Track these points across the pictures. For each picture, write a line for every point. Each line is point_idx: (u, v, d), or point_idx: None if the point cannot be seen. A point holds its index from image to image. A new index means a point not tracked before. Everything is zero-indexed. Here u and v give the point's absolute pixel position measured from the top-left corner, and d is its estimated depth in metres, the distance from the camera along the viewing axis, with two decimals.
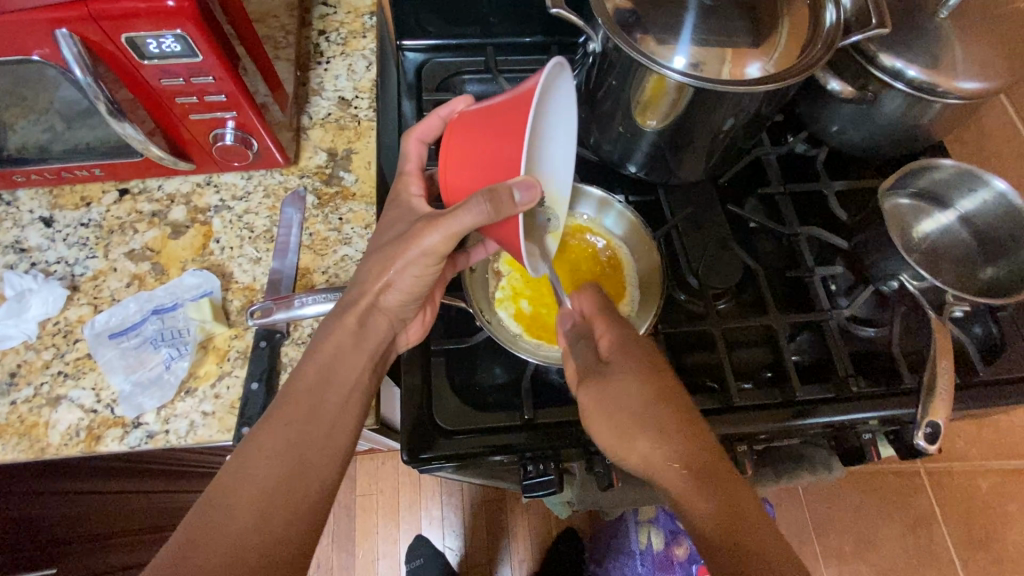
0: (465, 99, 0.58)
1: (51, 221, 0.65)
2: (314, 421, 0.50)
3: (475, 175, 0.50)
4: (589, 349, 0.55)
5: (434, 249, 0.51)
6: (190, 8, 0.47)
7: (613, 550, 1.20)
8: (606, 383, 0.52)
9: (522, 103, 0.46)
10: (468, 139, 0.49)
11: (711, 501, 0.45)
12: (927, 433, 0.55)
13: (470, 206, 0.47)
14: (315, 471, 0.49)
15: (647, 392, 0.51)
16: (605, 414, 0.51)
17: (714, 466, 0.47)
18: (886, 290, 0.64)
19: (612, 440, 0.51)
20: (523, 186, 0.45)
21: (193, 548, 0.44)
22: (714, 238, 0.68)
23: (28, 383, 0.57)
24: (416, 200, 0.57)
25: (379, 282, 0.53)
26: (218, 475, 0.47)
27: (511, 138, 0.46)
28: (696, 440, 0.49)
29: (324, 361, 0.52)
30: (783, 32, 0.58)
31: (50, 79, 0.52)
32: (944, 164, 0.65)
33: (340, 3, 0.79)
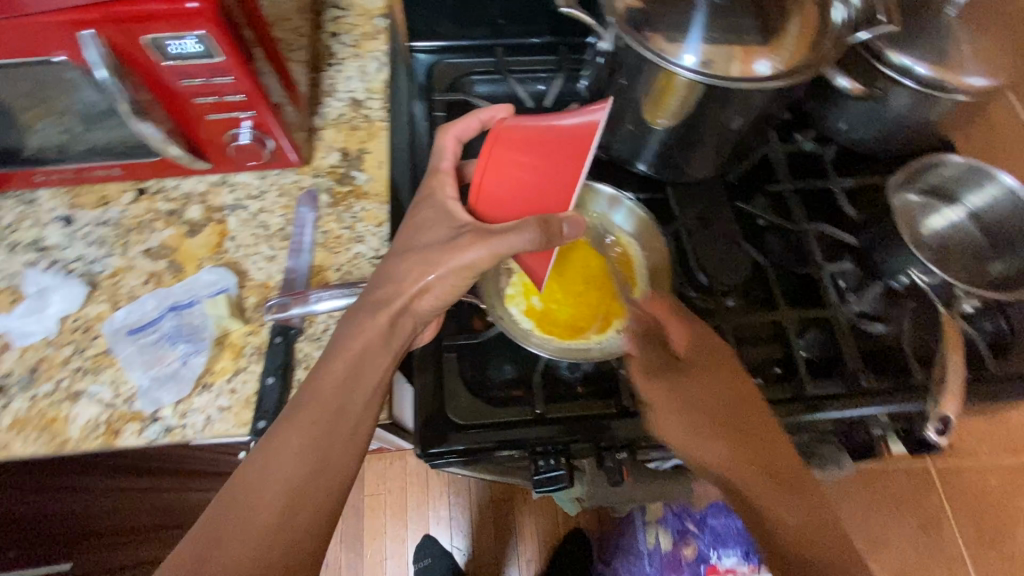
0: (505, 107, 0.59)
1: (70, 221, 0.66)
2: (340, 419, 0.50)
3: (519, 196, 0.53)
4: (658, 348, 0.56)
5: (477, 262, 0.52)
6: (210, 10, 0.48)
7: (621, 550, 1.20)
8: (681, 391, 0.54)
9: (582, 142, 0.48)
10: (519, 159, 0.52)
11: (793, 504, 0.53)
12: (938, 427, 0.54)
13: (523, 233, 0.49)
14: (339, 469, 0.49)
15: (728, 395, 0.55)
16: (680, 416, 0.54)
17: (791, 471, 0.54)
18: (896, 285, 0.66)
19: (684, 440, 0.54)
20: (573, 222, 0.50)
21: (218, 544, 0.45)
22: (725, 236, 0.69)
23: (49, 378, 0.58)
24: (452, 202, 0.56)
25: (415, 285, 0.53)
26: (241, 470, 0.48)
27: (567, 173, 0.49)
28: (770, 439, 0.54)
29: (353, 360, 0.52)
30: (794, 27, 0.57)
31: (71, 80, 0.53)
32: (952, 160, 0.66)
33: (352, 6, 0.81)
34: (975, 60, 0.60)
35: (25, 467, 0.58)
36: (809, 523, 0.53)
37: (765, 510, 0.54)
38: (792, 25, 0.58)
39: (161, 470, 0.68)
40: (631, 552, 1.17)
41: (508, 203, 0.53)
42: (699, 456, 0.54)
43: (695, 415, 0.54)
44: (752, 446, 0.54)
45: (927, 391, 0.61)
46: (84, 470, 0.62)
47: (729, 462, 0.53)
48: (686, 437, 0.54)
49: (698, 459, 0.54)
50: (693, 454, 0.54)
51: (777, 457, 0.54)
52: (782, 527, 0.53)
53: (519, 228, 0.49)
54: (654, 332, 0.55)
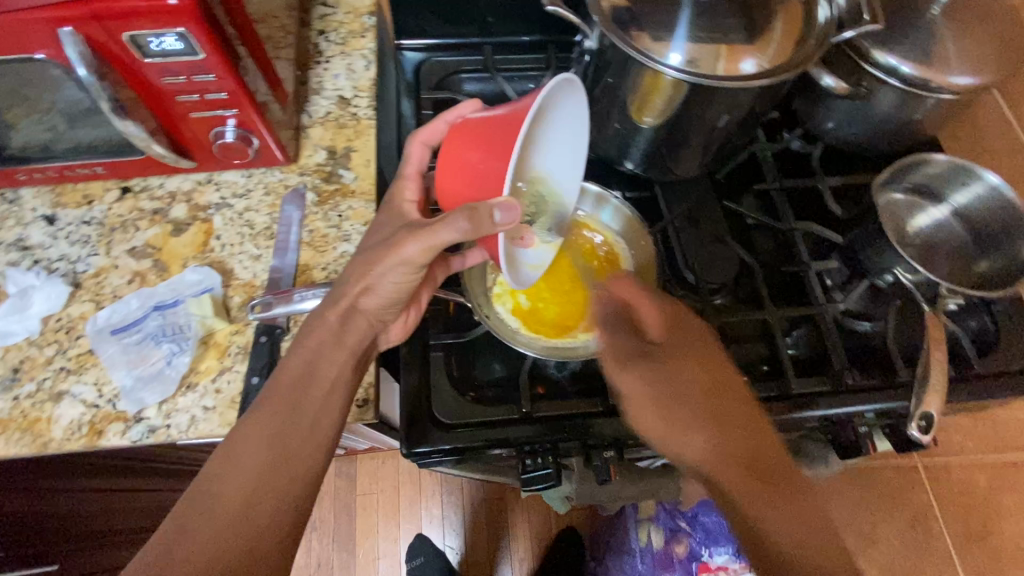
0: (471, 103, 0.57)
1: (53, 219, 0.66)
2: (298, 413, 0.50)
3: (465, 187, 0.51)
4: (632, 331, 0.54)
5: (414, 259, 0.51)
6: (192, 7, 0.48)
7: (613, 549, 1.21)
8: (660, 375, 0.52)
9: (518, 125, 0.47)
10: (466, 148, 0.50)
11: (767, 500, 0.49)
12: (921, 425, 0.55)
13: (452, 222, 0.47)
14: (300, 462, 0.49)
15: (703, 382, 0.52)
16: (658, 403, 0.51)
17: (774, 468, 0.50)
18: (880, 284, 0.65)
19: (662, 430, 0.51)
20: (504, 207, 0.46)
21: (180, 536, 0.45)
22: (711, 235, 0.69)
23: (31, 378, 0.57)
24: (408, 205, 0.57)
25: (358, 285, 0.53)
26: (206, 466, 0.48)
27: (501, 154, 0.47)
28: (746, 430, 0.51)
29: (309, 356, 0.52)
30: (777, 28, 0.58)
31: (52, 78, 0.53)
32: (937, 159, 0.66)
33: (340, 3, 0.80)
34: (960, 59, 0.60)
35: (7, 469, 0.58)
36: (800, 524, 0.48)
37: (745, 507, 0.49)
38: (777, 23, 0.58)
39: (147, 470, 0.68)
40: (624, 550, 1.18)
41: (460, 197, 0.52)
42: (678, 450, 0.51)
43: (677, 402, 0.51)
44: (732, 436, 0.51)
45: (911, 388, 0.61)
46: (69, 471, 0.62)
47: (710, 451, 0.50)
48: (664, 428, 0.51)
49: (680, 453, 0.51)
50: (674, 448, 0.51)
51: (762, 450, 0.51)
52: (761, 527, 0.48)
53: (449, 219, 0.48)
54: (636, 303, 0.54)
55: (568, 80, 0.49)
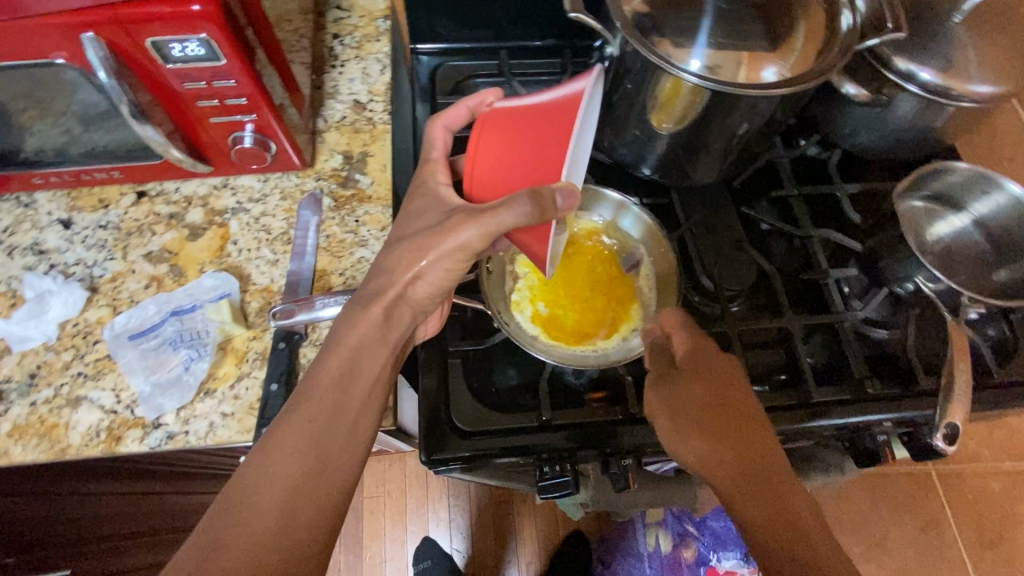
0: (493, 91, 0.56)
1: (69, 223, 0.65)
2: (338, 416, 0.50)
3: (507, 176, 0.49)
4: (665, 354, 0.57)
5: (471, 243, 0.51)
6: (214, 12, 0.47)
7: (621, 552, 1.23)
8: (677, 386, 0.54)
9: (573, 105, 0.45)
10: (507, 138, 0.49)
11: (761, 508, 0.48)
12: (945, 434, 0.54)
13: (515, 206, 0.46)
14: (339, 467, 0.49)
15: (715, 400, 0.53)
16: (672, 413, 0.53)
17: (768, 476, 0.49)
18: (900, 292, 0.65)
19: (666, 434, 0.53)
20: (566, 191, 0.45)
21: (216, 548, 0.43)
22: (729, 241, 0.69)
23: (49, 384, 0.57)
24: (444, 188, 0.56)
25: (408, 273, 0.52)
26: (240, 469, 0.47)
27: (555, 141, 0.46)
28: (752, 444, 0.51)
29: (350, 355, 0.51)
30: (799, 35, 0.58)
31: (71, 81, 0.52)
32: (958, 167, 0.66)
33: (354, 7, 0.80)
34: (981, 67, 0.60)
35: (29, 473, 0.58)
36: (778, 516, 0.47)
37: (736, 509, 0.49)
38: (800, 29, 0.58)
39: (161, 474, 0.67)
40: (633, 554, 1.20)
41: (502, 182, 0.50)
42: (678, 454, 0.52)
43: (685, 411, 0.53)
44: (740, 449, 0.51)
45: (934, 397, 0.61)
46: (91, 475, 0.62)
47: (705, 458, 0.51)
48: (670, 432, 0.53)
49: (680, 456, 0.52)
50: (674, 451, 0.53)
51: (770, 468, 0.50)
52: (748, 529, 0.48)
53: (510, 202, 0.46)
54: (672, 336, 0.57)
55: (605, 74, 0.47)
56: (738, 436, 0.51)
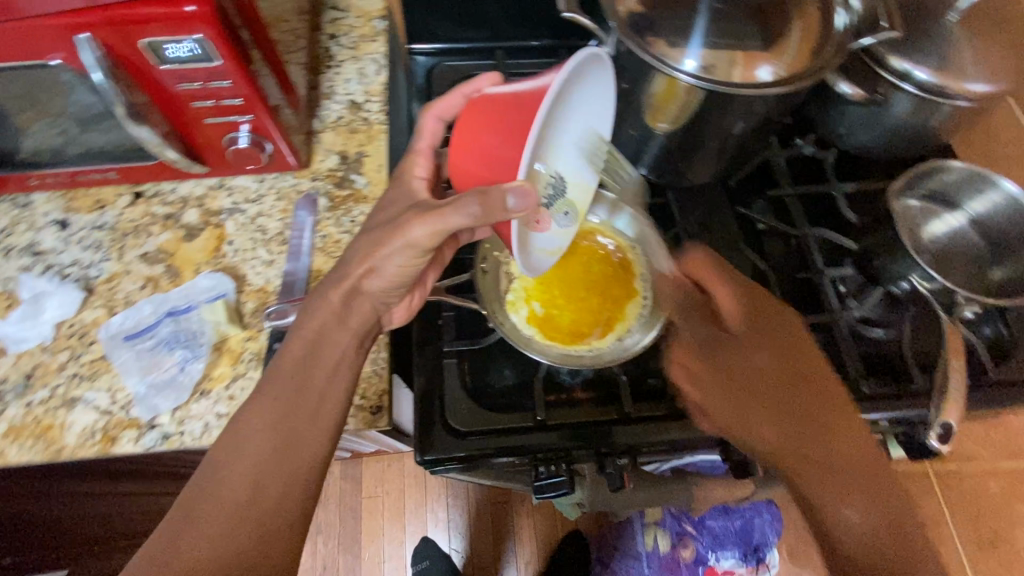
0: (489, 78, 0.56)
1: (65, 224, 0.65)
2: (302, 394, 0.49)
3: (479, 166, 0.50)
4: (702, 315, 0.57)
5: (419, 241, 0.51)
6: (208, 13, 0.47)
7: (617, 553, 1.20)
8: (736, 358, 0.54)
9: (537, 106, 0.46)
10: (481, 127, 0.50)
11: (852, 495, 0.50)
12: (940, 434, 0.54)
13: (463, 205, 0.47)
14: (307, 442, 0.49)
15: (779, 369, 0.53)
16: (752, 391, 0.53)
17: (864, 457, 0.51)
18: (897, 291, 0.65)
19: (729, 415, 0.53)
20: (519, 192, 0.46)
21: (188, 520, 0.45)
22: (723, 242, 0.69)
23: (44, 384, 0.57)
24: (417, 181, 0.57)
25: (362, 265, 0.52)
26: (211, 449, 0.48)
27: (519, 136, 0.47)
28: (839, 413, 0.52)
29: (313, 337, 0.52)
30: (796, 34, 0.58)
31: (66, 83, 0.52)
32: (954, 166, 0.66)
33: (351, 8, 0.80)
34: (977, 66, 0.60)
35: (25, 474, 0.58)
36: (874, 500, 0.49)
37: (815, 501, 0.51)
38: (795, 29, 0.58)
39: (157, 475, 0.67)
40: (628, 555, 1.18)
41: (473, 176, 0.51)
42: (744, 435, 0.53)
43: (746, 393, 0.53)
44: (834, 430, 0.51)
45: (928, 396, 0.61)
46: (86, 477, 0.62)
47: (777, 439, 0.51)
48: (734, 417, 0.53)
49: (743, 438, 0.53)
50: (746, 439, 0.53)
51: (830, 443, 0.51)
52: (839, 514, 0.50)
53: (463, 201, 0.47)
54: (715, 284, 0.55)
55: (592, 57, 0.48)
56: (830, 420, 0.52)
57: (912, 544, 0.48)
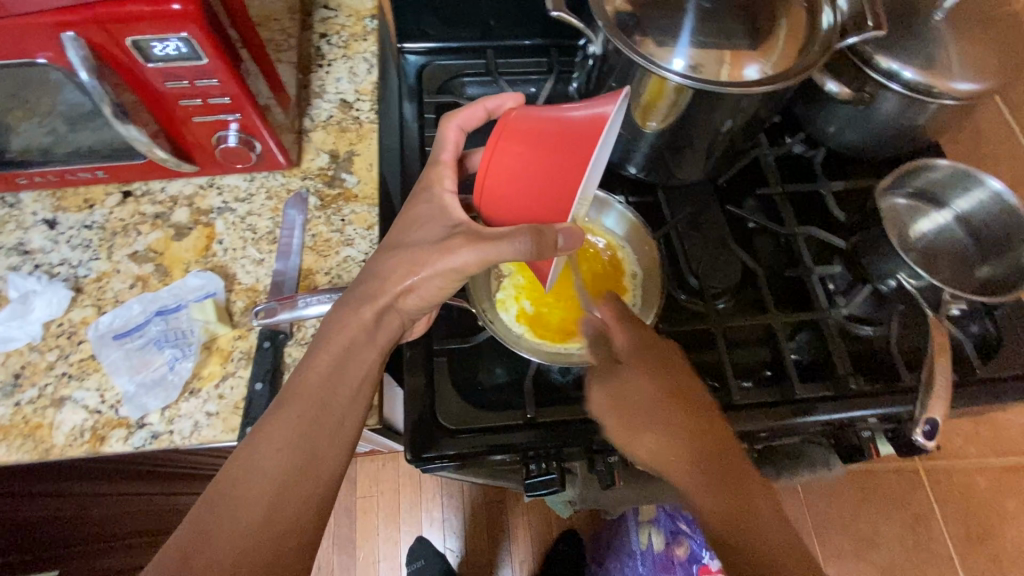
0: (515, 98, 0.58)
1: (54, 224, 0.65)
2: (325, 414, 0.50)
3: (520, 196, 0.50)
4: (604, 348, 0.56)
5: (464, 265, 0.50)
6: (195, 12, 0.47)
7: (613, 551, 1.23)
8: (616, 379, 0.54)
9: (591, 142, 0.45)
10: (523, 155, 0.49)
11: (719, 501, 0.50)
12: (925, 430, 0.55)
13: (515, 240, 0.47)
14: (326, 464, 0.49)
15: (658, 386, 0.53)
16: (620, 409, 0.53)
17: (731, 468, 0.51)
18: (884, 289, 0.64)
19: (620, 433, 0.53)
20: (568, 232, 0.47)
21: (204, 540, 0.45)
22: (714, 239, 0.69)
23: (33, 384, 0.57)
24: (450, 195, 0.55)
25: (400, 284, 0.52)
26: (226, 465, 0.47)
27: (568, 170, 0.46)
28: (705, 425, 0.52)
29: (336, 357, 0.51)
30: (782, 33, 0.58)
31: (53, 82, 0.52)
32: (939, 164, 0.66)
33: (341, 7, 0.80)
34: (963, 65, 0.60)
35: (13, 474, 0.58)
36: (735, 512, 0.49)
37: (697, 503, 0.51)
38: (781, 28, 0.58)
39: (147, 475, 0.67)
40: (624, 552, 1.20)
41: (511, 206, 0.51)
42: (630, 450, 0.53)
43: (630, 410, 0.53)
44: (688, 442, 0.51)
45: (915, 393, 0.61)
46: (75, 477, 0.62)
47: (657, 453, 0.52)
48: (620, 429, 0.53)
49: (633, 453, 0.53)
50: (626, 448, 0.53)
51: (718, 454, 0.51)
52: (708, 520, 0.50)
53: (511, 234, 0.47)
54: (612, 328, 0.55)
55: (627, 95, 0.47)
56: (706, 432, 0.52)
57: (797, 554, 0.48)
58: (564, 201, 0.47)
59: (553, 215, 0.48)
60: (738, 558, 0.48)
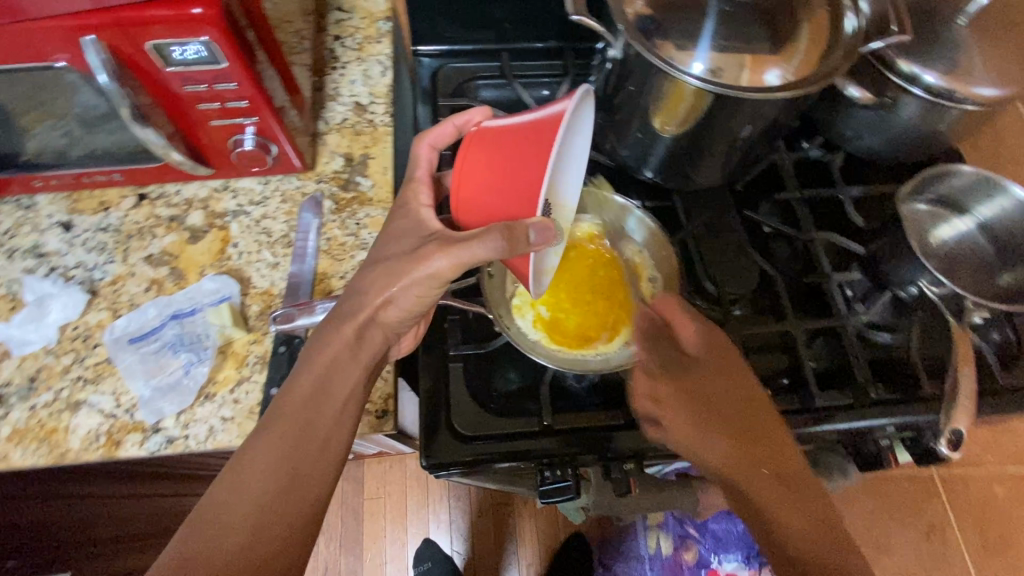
0: (483, 110, 0.57)
1: (69, 226, 0.65)
2: (310, 432, 0.49)
3: (490, 202, 0.49)
4: (670, 347, 0.55)
5: (442, 272, 0.50)
6: (215, 16, 0.47)
7: (620, 555, 1.23)
8: (689, 385, 0.53)
9: (551, 134, 0.45)
10: (491, 160, 0.49)
11: (791, 507, 0.50)
12: (951, 440, 0.55)
13: (487, 240, 0.47)
14: (312, 483, 0.48)
15: (733, 393, 0.53)
16: (687, 409, 0.53)
17: (789, 471, 0.51)
18: (903, 295, 0.64)
19: (688, 437, 0.52)
20: (540, 227, 0.46)
21: (184, 566, 0.43)
22: (731, 244, 0.68)
23: (49, 387, 0.57)
24: (426, 210, 0.55)
25: (379, 297, 0.51)
26: (211, 489, 0.47)
27: (531, 166, 0.46)
28: (767, 433, 0.53)
29: (320, 374, 0.50)
30: (803, 38, 0.58)
31: (70, 84, 0.52)
32: (963, 170, 0.66)
33: (356, 9, 0.80)
34: (986, 70, 0.60)
35: (28, 478, 0.58)
36: (810, 518, 0.49)
37: (763, 507, 0.50)
38: (803, 32, 0.58)
39: (160, 477, 0.67)
40: (632, 556, 1.20)
41: (481, 210, 0.50)
42: (701, 456, 0.52)
43: (707, 405, 0.53)
44: (755, 444, 0.52)
45: (937, 402, 0.60)
46: (89, 479, 0.61)
47: (730, 458, 0.51)
48: (690, 431, 0.52)
49: (702, 460, 0.52)
50: (697, 453, 0.52)
51: (787, 458, 0.52)
52: (782, 524, 0.49)
53: (482, 236, 0.47)
54: (675, 324, 0.55)
55: (589, 93, 0.47)
56: (763, 438, 0.52)
57: (850, 552, 0.49)
58: (531, 196, 0.46)
59: (521, 213, 0.47)
60: (806, 553, 0.49)
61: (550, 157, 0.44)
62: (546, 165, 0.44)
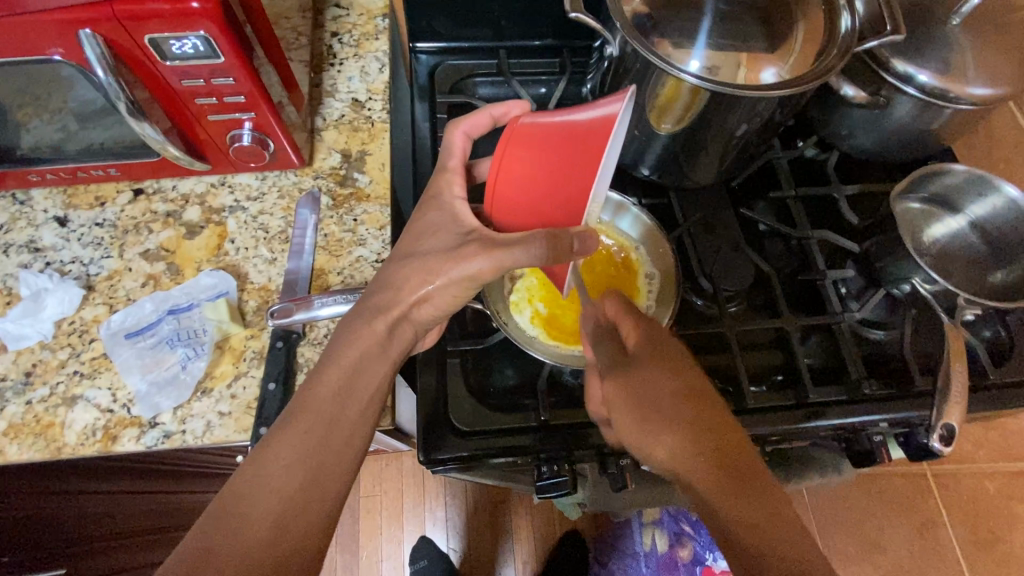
0: (521, 107, 0.59)
1: (65, 221, 0.65)
2: (335, 428, 0.49)
3: (533, 205, 0.50)
4: (613, 344, 0.55)
5: (479, 274, 0.50)
6: (213, 10, 0.47)
7: (615, 551, 1.24)
8: (631, 378, 0.52)
9: (596, 143, 0.45)
10: (532, 164, 0.49)
11: (737, 504, 0.48)
12: (942, 435, 0.55)
13: (531, 246, 0.47)
14: (334, 479, 0.48)
15: (678, 388, 0.52)
16: (631, 404, 0.52)
17: (749, 467, 0.50)
18: (897, 293, 0.65)
19: (633, 429, 0.52)
20: (584, 237, 0.47)
21: (207, 557, 0.43)
22: (727, 242, 0.68)
23: (44, 382, 0.57)
24: (460, 203, 0.55)
25: (415, 294, 0.52)
26: (232, 480, 0.47)
27: (575, 177, 0.46)
28: (724, 431, 0.51)
29: (348, 369, 0.51)
30: (798, 37, 0.58)
31: (66, 78, 0.52)
32: (956, 169, 0.66)
33: (353, 5, 0.80)
34: (979, 70, 0.60)
35: (23, 473, 0.57)
36: (762, 515, 0.47)
37: (715, 504, 0.49)
38: (798, 31, 0.58)
39: (155, 474, 0.67)
40: (626, 553, 1.21)
41: (523, 212, 0.51)
42: (645, 450, 0.51)
43: (647, 405, 0.52)
44: (698, 436, 0.50)
45: (931, 398, 0.61)
46: (83, 475, 0.61)
47: (676, 453, 0.50)
48: (634, 423, 0.52)
49: (652, 456, 0.51)
50: (643, 448, 0.51)
51: (729, 446, 0.51)
52: (724, 518, 0.48)
53: (525, 243, 0.47)
54: (619, 319, 0.55)
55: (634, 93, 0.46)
56: (711, 430, 0.51)
57: (808, 556, 0.47)
58: (574, 206, 0.47)
59: (566, 220, 0.49)
60: (756, 557, 0.46)
61: (596, 170, 0.44)
62: (591, 178, 0.45)
